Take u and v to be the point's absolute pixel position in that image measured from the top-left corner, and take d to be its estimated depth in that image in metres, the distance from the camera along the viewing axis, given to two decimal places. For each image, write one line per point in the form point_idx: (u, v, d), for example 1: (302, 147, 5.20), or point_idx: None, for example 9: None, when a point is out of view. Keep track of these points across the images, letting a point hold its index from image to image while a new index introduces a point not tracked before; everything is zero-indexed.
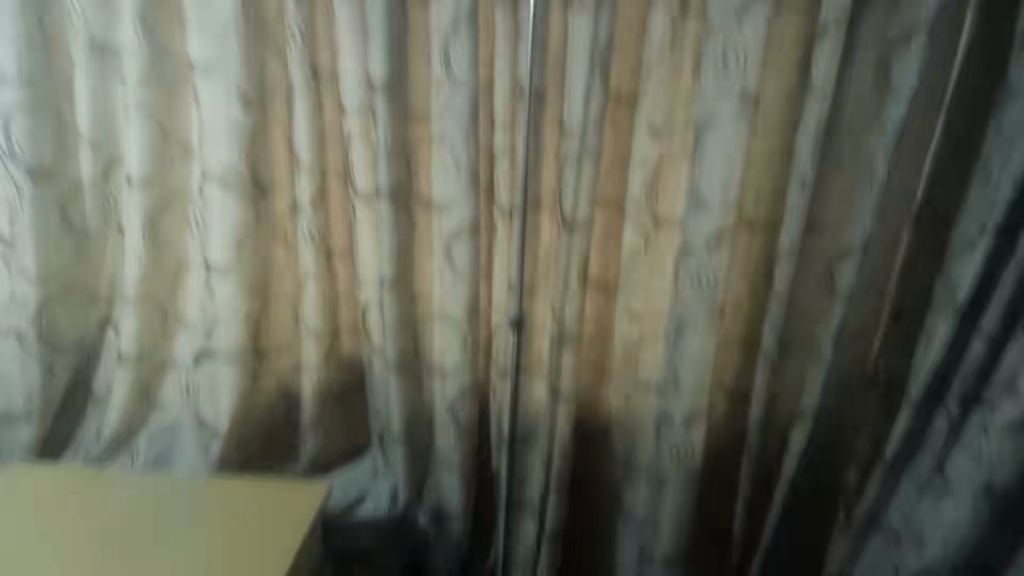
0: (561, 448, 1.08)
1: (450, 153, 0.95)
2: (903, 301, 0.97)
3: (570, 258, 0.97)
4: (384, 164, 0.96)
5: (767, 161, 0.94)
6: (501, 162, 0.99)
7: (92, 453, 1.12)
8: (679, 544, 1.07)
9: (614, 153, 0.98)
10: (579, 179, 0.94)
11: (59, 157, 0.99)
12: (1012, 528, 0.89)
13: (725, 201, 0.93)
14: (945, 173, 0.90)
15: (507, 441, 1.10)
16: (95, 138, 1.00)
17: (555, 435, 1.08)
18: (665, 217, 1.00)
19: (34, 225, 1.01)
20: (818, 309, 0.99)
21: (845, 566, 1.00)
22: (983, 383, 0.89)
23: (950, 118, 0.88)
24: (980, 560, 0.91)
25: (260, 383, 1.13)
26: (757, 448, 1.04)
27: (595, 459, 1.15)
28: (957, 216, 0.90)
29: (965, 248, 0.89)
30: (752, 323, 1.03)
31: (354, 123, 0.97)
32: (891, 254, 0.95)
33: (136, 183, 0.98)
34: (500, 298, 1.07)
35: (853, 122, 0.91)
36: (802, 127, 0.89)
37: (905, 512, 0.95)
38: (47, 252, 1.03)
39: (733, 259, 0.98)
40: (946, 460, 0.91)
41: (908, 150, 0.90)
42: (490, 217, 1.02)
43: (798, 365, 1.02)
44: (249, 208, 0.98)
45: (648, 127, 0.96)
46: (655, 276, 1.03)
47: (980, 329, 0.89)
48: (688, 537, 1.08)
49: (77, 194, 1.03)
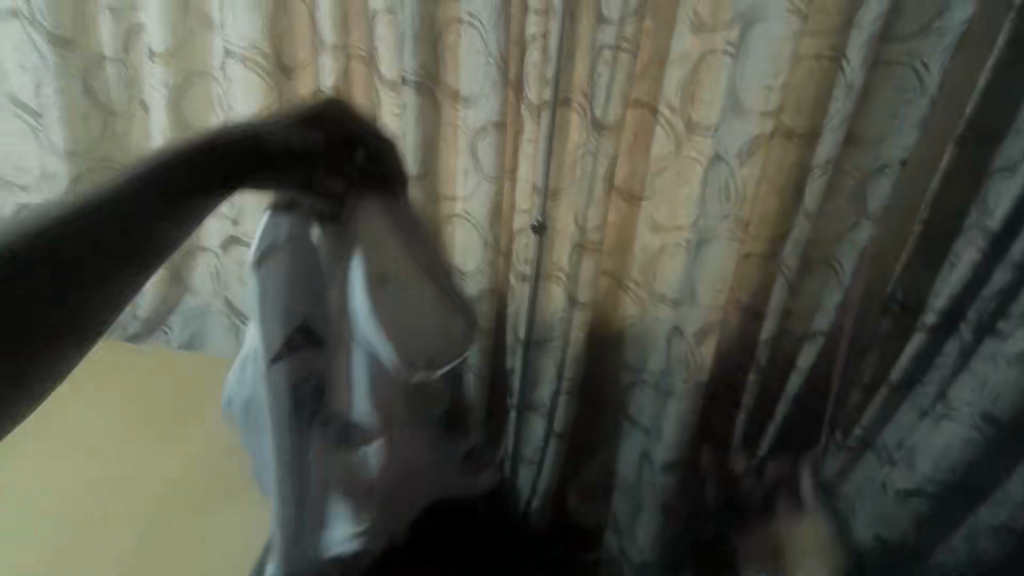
0: (573, 354, 1.10)
1: (479, 38, 0.91)
2: (933, 225, 0.93)
3: (596, 161, 0.95)
4: (409, 49, 0.92)
5: (812, 66, 0.88)
6: (532, 52, 0.93)
7: (130, 329, 1.22)
8: (680, 453, 1.08)
9: (651, 55, 0.94)
10: (613, 74, 0.89)
11: (80, 27, 0.98)
12: (1006, 453, 0.91)
13: (765, 107, 0.88)
14: (1001, 86, 0.83)
15: (521, 343, 1.12)
16: (113, 6, 0.96)
17: (568, 340, 1.10)
18: (698, 125, 0.95)
19: (59, 98, 1.02)
20: (844, 229, 0.96)
21: (834, 480, 1.06)
22: (1002, 313, 0.87)
23: (1017, 25, 0.80)
24: (970, 481, 0.94)
25: None
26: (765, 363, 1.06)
27: (605, 364, 1.18)
28: (1003, 137, 0.85)
29: (1004, 173, 0.85)
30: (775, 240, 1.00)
31: (379, 1, 0.91)
32: (926, 177, 0.92)
33: (157, 57, 0.96)
34: (524, 204, 1.04)
35: (911, 23, 0.83)
36: (856, 24, 0.83)
37: (901, 433, 0.98)
38: (75, 127, 1.04)
39: (764, 171, 0.94)
40: (951, 386, 0.92)
41: (964, 59, 0.84)
42: (518, 113, 0.98)
43: (816, 284, 1.01)
44: (273, 89, 0.96)
45: (693, 20, 0.89)
46: (681, 186, 1.00)
47: (1008, 258, 0.86)
48: (689, 447, 1.09)
49: (99, 67, 1.02)
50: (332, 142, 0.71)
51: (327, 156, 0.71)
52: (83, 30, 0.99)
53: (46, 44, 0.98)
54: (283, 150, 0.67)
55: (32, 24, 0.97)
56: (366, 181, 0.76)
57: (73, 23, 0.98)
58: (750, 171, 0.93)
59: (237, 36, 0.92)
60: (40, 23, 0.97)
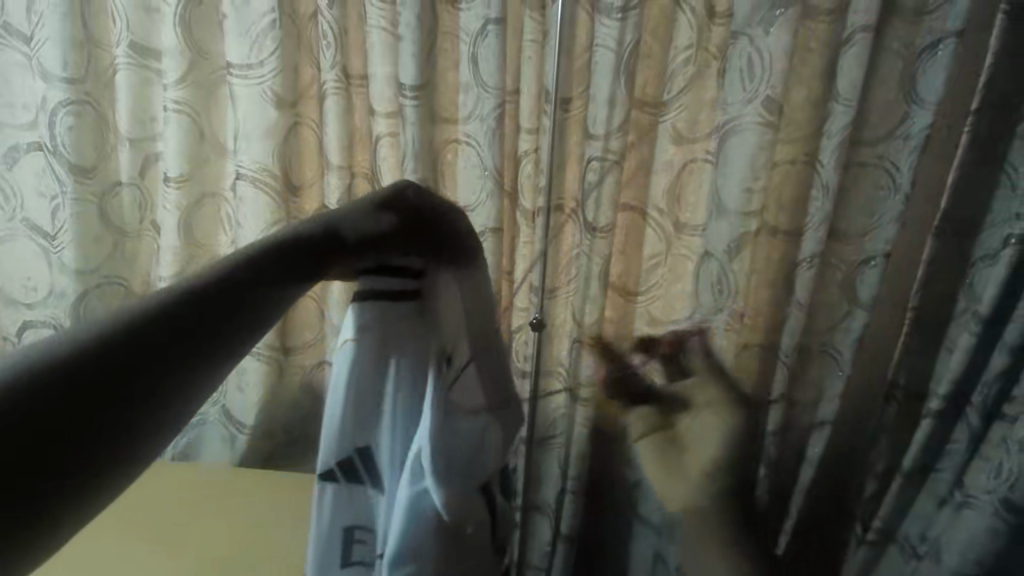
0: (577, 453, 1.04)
1: (476, 153, 0.98)
2: (925, 310, 0.93)
3: (591, 261, 0.99)
4: (411, 165, 0.97)
5: (788, 170, 0.91)
6: (526, 164, 0.98)
7: None
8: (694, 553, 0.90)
9: (637, 163, 0.98)
10: (602, 182, 0.94)
11: (100, 157, 1.04)
12: None
13: (746, 206, 0.92)
14: (969, 183, 0.87)
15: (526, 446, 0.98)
16: (134, 138, 1.04)
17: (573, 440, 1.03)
18: (687, 225, 0.99)
19: (74, 220, 1.06)
20: (835, 316, 0.96)
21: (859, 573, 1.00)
22: (1006, 398, 0.89)
23: (975, 126, 0.85)
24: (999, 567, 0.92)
25: (284, 377, 1.14)
26: (773, 453, 0.99)
27: (609, 459, 1.02)
28: (979, 227, 0.88)
29: (988, 261, 0.88)
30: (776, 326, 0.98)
31: (383, 126, 0.98)
32: (911, 265, 0.93)
33: (172, 182, 1.01)
34: (522, 302, 1.01)
35: (874, 131, 0.88)
36: (826, 134, 0.87)
37: (922, 526, 0.96)
38: (88, 245, 1.08)
39: (756, 266, 0.96)
40: (967, 471, 0.92)
41: (931, 159, 0.88)
42: (514, 220, 1.01)
43: (815, 371, 1.00)
44: (280, 206, 1.00)
45: (672, 133, 0.95)
46: (676, 282, 1.01)
47: (1003, 344, 0.88)
48: None
49: (116, 190, 1.08)
50: (407, 218, 0.65)
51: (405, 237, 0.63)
52: (105, 160, 1.05)
53: (66, 172, 1.03)
54: (363, 244, 0.60)
55: (54, 154, 1.03)
56: (446, 252, 0.66)
57: (94, 153, 1.04)
58: (738, 267, 0.96)
59: (248, 159, 0.98)
60: (62, 153, 1.02)
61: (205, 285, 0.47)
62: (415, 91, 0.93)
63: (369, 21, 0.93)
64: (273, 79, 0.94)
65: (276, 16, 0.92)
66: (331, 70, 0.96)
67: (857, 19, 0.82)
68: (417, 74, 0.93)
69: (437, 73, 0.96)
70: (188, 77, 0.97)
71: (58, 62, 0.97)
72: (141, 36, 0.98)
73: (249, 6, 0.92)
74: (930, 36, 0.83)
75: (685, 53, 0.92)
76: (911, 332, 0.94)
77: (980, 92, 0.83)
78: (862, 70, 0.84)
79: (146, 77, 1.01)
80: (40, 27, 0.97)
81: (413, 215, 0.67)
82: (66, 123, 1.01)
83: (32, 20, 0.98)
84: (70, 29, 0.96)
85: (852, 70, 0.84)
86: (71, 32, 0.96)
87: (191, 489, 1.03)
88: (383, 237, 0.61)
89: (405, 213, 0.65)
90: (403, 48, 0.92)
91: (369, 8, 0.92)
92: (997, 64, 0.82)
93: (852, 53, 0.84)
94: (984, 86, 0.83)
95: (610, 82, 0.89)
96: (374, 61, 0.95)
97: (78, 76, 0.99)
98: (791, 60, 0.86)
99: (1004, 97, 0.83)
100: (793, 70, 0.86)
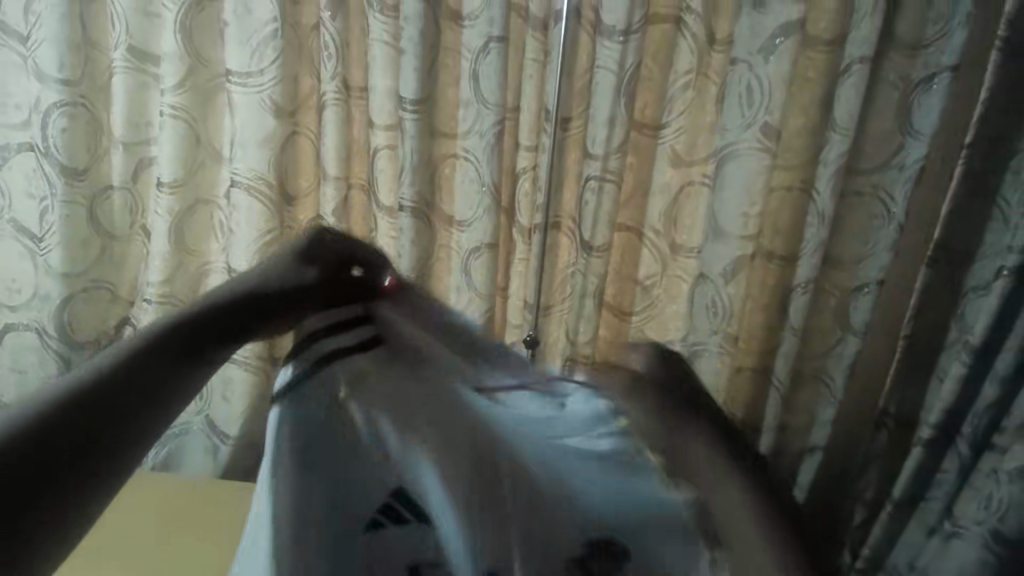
0: None
1: (474, 168, 0.96)
2: (918, 337, 0.94)
3: (586, 280, 0.97)
4: (408, 178, 0.96)
5: (785, 196, 0.90)
6: (524, 181, 0.97)
7: None
8: None
9: (634, 183, 0.97)
10: (600, 201, 0.93)
11: (93, 160, 1.03)
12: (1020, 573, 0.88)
13: (743, 231, 0.92)
14: (963, 214, 0.88)
15: None
16: (127, 141, 1.02)
17: None
18: (683, 247, 0.99)
19: (62, 222, 1.04)
20: (829, 343, 0.97)
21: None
22: (996, 429, 0.88)
23: (969, 160, 0.85)
24: None
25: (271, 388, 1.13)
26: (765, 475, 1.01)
27: None
28: (972, 257, 0.90)
29: (980, 292, 0.90)
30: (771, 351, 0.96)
31: (381, 138, 0.97)
32: (903, 294, 0.94)
33: (165, 187, 0.99)
34: (515, 320, 1.03)
35: (869, 161, 0.89)
36: (823, 160, 0.87)
37: (911, 556, 0.96)
38: (75, 248, 1.06)
39: (751, 290, 0.95)
40: (956, 502, 0.92)
41: (924, 191, 0.89)
42: (510, 235, 1.01)
43: (807, 397, 1.00)
44: (273, 215, 0.99)
45: (670, 155, 0.95)
46: (670, 303, 1.02)
47: (993, 373, 0.88)
48: None
49: (107, 193, 1.06)
50: (336, 277, 0.55)
51: (329, 291, 0.54)
52: (97, 162, 1.04)
53: (56, 174, 1.01)
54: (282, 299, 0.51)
55: (46, 155, 1.01)
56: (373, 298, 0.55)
57: (87, 155, 1.02)
58: (733, 290, 0.96)
59: (244, 166, 0.96)
60: (53, 155, 1.01)
61: (201, 313, 0.47)
62: (415, 105, 0.93)
63: (372, 34, 0.93)
64: (273, 87, 0.93)
65: (278, 25, 0.91)
66: (331, 81, 0.95)
67: (856, 49, 0.82)
68: (418, 88, 0.92)
69: (438, 87, 0.96)
70: (186, 82, 0.96)
71: (54, 63, 0.96)
72: (140, 40, 0.97)
73: (251, 14, 0.91)
74: (926, 69, 0.84)
75: (685, 78, 0.91)
76: (903, 359, 0.95)
77: (974, 126, 0.84)
78: (858, 100, 0.84)
79: (143, 81, 1.00)
80: (37, 27, 0.97)
81: (336, 263, 0.56)
82: (59, 124, 0.99)
83: (29, 20, 0.97)
84: (70, 32, 0.95)
85: (852, 99, 0.84)
86: (68, 34, 0.95)
87: (178, 496, 1.01)
88: (300, 295, 0.52)
89: (302, 282, 0.53)
90: (405, 62, 0.92)
91: (371, 21, 0.92)
92: (992, 98, 0.82)
93: (849, 83, 0.84)
94: (979, 118, 0.83)
95: (611, 102, 0.89)
96: (375, 73, 0.94)
97: (74, 77, 0.98)
98: (790, 89, 0.85)
99: (996, 132, 0.84)
100: (792, 98, 0.86)
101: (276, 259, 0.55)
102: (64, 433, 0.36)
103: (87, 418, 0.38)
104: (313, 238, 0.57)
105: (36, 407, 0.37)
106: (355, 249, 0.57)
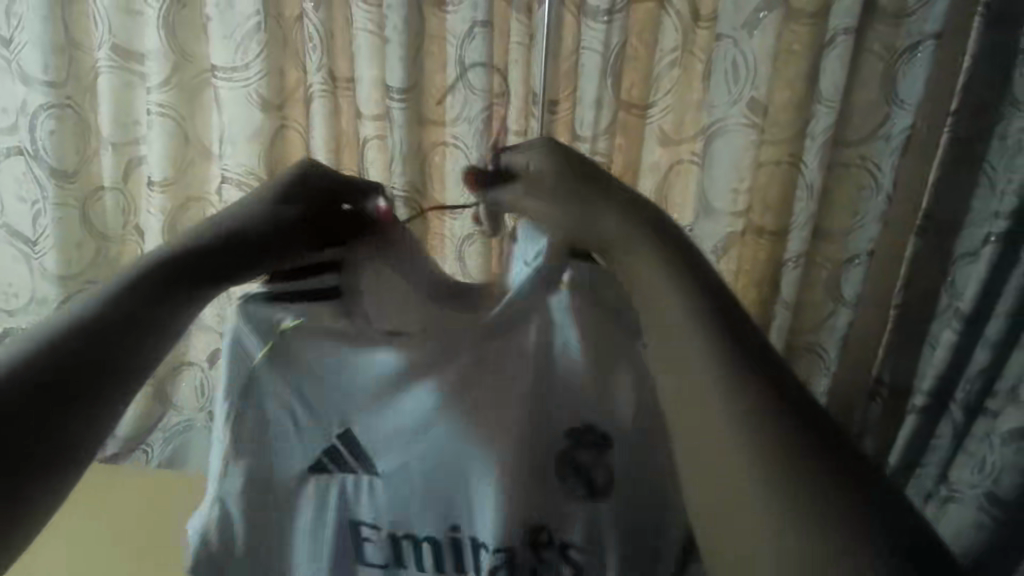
0: None
1: (464, 155, 0.97)
2: (909, 306, 0.95)
3: None
4: (398, 167, 0.96)
5: (773, 171, 0.90)
6: None
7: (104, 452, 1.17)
8: None
9: (625, 164, 0.97)
10: None
11: (83, 162, 1.03)
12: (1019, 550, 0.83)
13: (734, 208, 0.92)
14: (950, 183, 0.89)
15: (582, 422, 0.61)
16: (116, 141, 1.02)
17: None
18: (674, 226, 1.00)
19: (56, 225, 1.04)
20: (822, 315, 0.99)
21: None
22: (989, 393, 0.89)
23: (956, 128, 0.86)
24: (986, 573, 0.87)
25: None
26: None
27: None
28: (960, 225, 0.90)
29: (969, 258, 0.90)
30: (764, 324, 0.98)
31: (370, 129, 0.98)
32: (893, 262, 0.96)
33: (156, 185, 1.00)
34: None
35: (856, 134, 0.90)
36: (810, 133, 0.88)
37: None
38: (70, 250, 1.06)
39: (742, 266, 0.96)
40: (951, 469, 0.92)
41: (912, 161, 0.90)
42: None
43: (801, 369, 1.01)
44: None
45: (659, 135, 0.96)
46: None
47: (983, 338, 0.89)
48: None
49: (99, 195, 1.06)
50: (316, 212, 0.55)
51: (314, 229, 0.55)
52: (86, 164, 1.04)
53: (47, 177, 1.01)
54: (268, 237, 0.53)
55: (36, 159, 1.01)
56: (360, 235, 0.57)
57: (76, 158, 1.02)
58: (725, 266, 0.95)
59: (234, 163, 0.97)
60: (42, 158, 1.01)
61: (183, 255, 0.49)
62: (403, 93, 0.93)
63: (356, 24, 0.92)
64: (259, 81, 0.93)
65: (262, 19, 0.91)
66: (317, 72, 0.95)
67: (840, 21, 0.82)
68: (405, 76, 0.92)
69: (425, 75, 0.96)
70: (172, 80, 0.95)
71: (39, 65, 0.96)
72: (124, 39, 0.97)
73: (234, 9, 0.91)
74: (910, 38, 0.85)
75: (671, 56, 0.91)
76: (896, 329, 0.96)
77: (958, 94, 0.84)
78: (844, 72, 0.84)
79: (129, 79, 1.00)
80: (20, 29, 0.96)
81: (322, 200, 0.55)
82: (47, 127, 0.99)
83: (11, 23, 0.96)
84: (53, 35, 0.95)
85: (837, 71, 0.84)
86: (51, 35, 0.94)
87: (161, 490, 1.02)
88: (280, 237, 0.53)
89: (283, 220, 0.53)
90: (390, 50, 0.91)
91: (354, 11, 0.92)
92: (975, 64, 0.83)
93: (834, 55, 0.83)
94: (963, 86, 0.84)
95: (597, 83, 0.89)
96: (361, 64, 0.94)
97: (59, 78, 0.97)
98: (775, 63, 0.85)
99: (981, 99, 0.84)
100: (778, 73, 0.86)
101: (258, 196, 0.54)
102: (51, 370, 0.41)
103: (77, 368, 0.42)
104: (300, 171, 0.56)
105: (40, 342, 0.41)
106: (342, 182, 0.56)
